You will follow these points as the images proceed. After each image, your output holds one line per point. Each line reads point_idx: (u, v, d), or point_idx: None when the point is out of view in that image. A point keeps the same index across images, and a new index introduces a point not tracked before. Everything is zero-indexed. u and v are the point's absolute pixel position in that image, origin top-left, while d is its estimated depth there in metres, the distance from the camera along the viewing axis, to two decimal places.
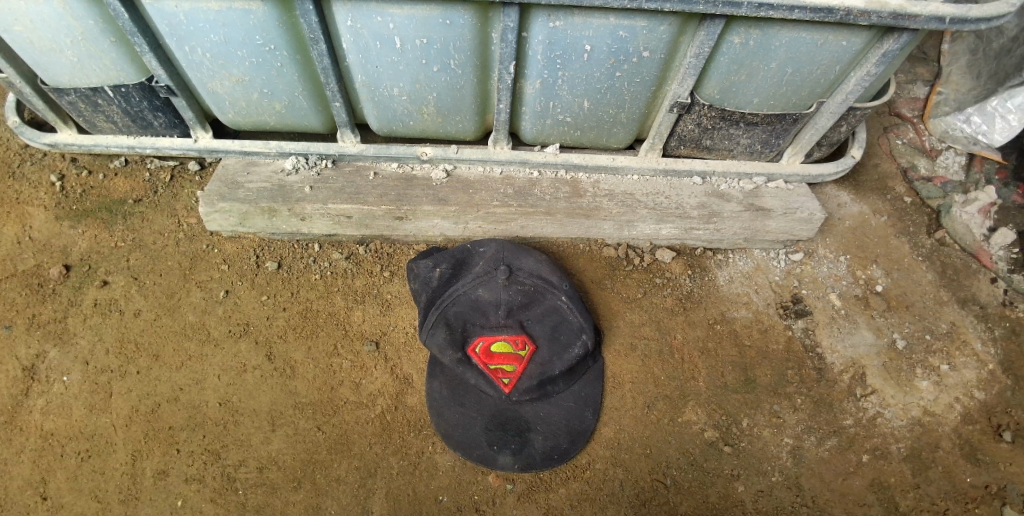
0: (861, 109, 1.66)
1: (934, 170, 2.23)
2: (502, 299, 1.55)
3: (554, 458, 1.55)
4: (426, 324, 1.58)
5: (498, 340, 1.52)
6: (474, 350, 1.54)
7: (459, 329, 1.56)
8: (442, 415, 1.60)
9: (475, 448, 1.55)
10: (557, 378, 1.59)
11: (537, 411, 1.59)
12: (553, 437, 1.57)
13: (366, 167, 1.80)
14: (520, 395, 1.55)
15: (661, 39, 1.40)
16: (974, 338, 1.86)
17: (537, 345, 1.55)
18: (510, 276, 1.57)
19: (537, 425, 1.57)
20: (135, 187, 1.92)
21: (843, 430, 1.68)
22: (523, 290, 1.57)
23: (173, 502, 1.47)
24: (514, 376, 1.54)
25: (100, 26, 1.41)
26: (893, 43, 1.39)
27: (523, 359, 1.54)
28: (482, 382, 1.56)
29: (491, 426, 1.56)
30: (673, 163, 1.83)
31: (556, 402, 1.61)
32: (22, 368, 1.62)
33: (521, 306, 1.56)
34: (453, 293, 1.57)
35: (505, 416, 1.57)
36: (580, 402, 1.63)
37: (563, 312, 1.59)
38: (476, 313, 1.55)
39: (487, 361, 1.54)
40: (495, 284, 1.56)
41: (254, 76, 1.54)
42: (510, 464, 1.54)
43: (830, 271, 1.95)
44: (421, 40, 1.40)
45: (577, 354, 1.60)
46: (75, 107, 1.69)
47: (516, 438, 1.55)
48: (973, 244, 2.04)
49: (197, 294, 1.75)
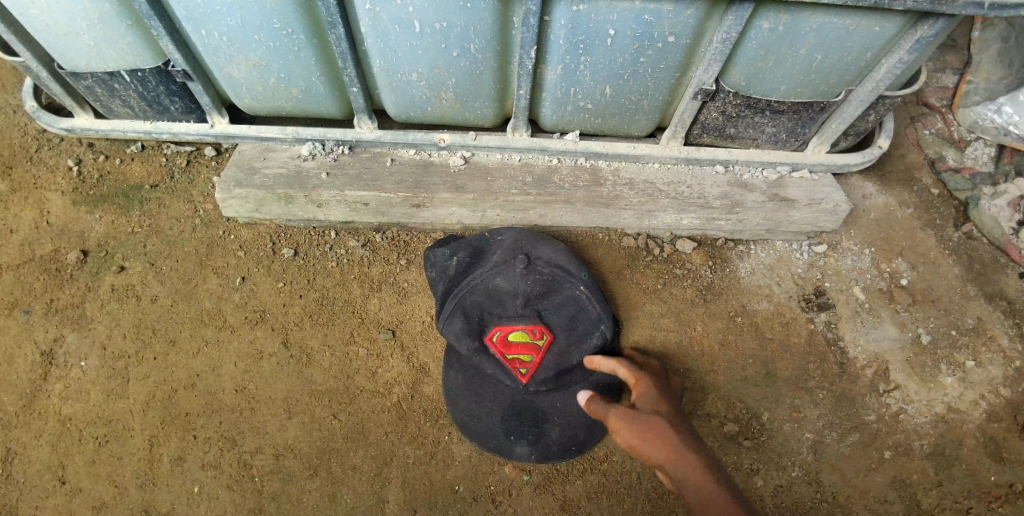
0: (891, 98, 1.62)
1: (962, 162, 2.18)
2: (520, 289, 1.53)
3: (571, 449, 1.53)
4: (443, 314, 1.57)
5: (516, 329, 1.51)
6: (491, 339, 1.52)
7: (476, 319, 1.54)
8: (458, 404, 1.57)
9: (491, 437, 1.53)
10: (575, 369, 1.55)
11: (554, 402, 1.55)
12: (570, 428, 1.54)
13: (384, 153, 1.78)
14: (538, 385, 1.53)
15: (687, 24, 1.36)
16: (1000, 334, 1.81)
17: (555, 335, 1.53)
18: (528, 265, 1.56)
19: (554, 416, 1.54)
20: (152, 173, 1.91)
21: (865, 426, 1.64)
22: (541, 279, 1.55)
23: (189, 487, 1.48)
24: (531, 366, 1.51)
25: (116, 9, 1.39)
26: (927, 30, 1.34)
27: (542, 349, 1.51)
28: (499, 373, 1.53)
29: (509, 417, 1.53)
30: (695, 152, 1.79)
31: (574, 393, 1.56)
32: (41, 352, 1.62)
33: (538, 295, 1.54)
34: (472, 282, 1.55)
35: (522, 406, 1.54)
36: (599, 393, 1.57)
37: (582, 302, 1.56)
38: (493, 302, 1.54)
39: (504, 351, 1.52)
40: (513, 272, 1.54)
41: (271, 60, 1.52)
42: (527, 455, 1.52)
43: (854, 264, 1.90)
44: (440, 24, 1.37)
45: (596, 344, 1.56)
46: (92, 92, 1.68)
47: (532, 429, 1.53)
48: (1002, 238, 1.98)
49: (213, 280, 1.75)
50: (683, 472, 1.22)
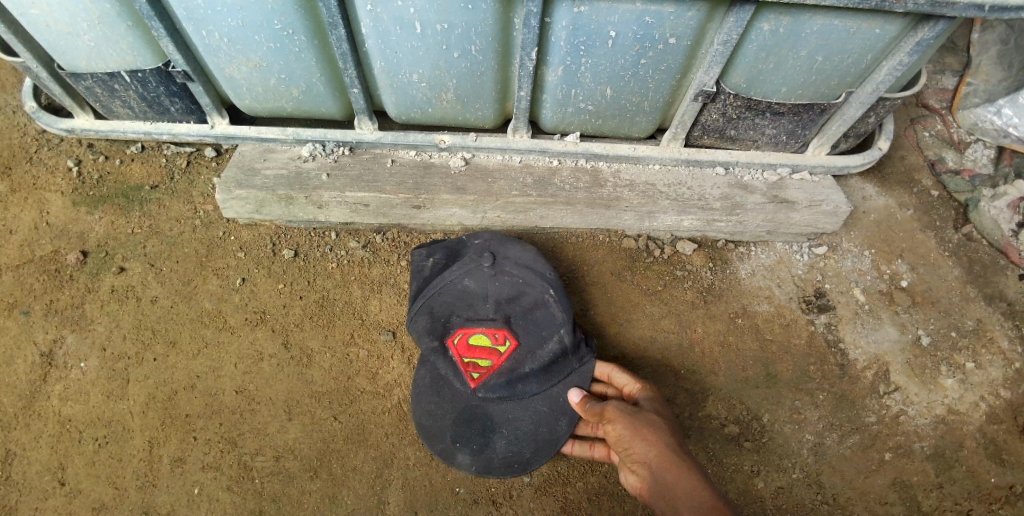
0: (891, 99, 1.62)
1: (962, 164, 2.19)
2: (488, 291, 1.51)
3: (513, 467, 1.46)
4: (411, 307, 1.56)
5: (477, 331, 1.48)
6: (452, 341, 1.49)
7: (441, 319, 1.52)
8: (419, 403, 1.52)
9: (439, 441, 1.47)
10: (530, 379, 1.46)
11: (503, 412, 1.46)
12: (517, 444, 1.46)
13: (384, 154, 1.77)
14: (487, 391, 1.45)
15: (688, 25, 1.36)
16: (1000, 336, 1.81)
17: (517, 341, 1.47)
18: (496, 265, 1.53)
19: (501, 428, 1.46)
20: (152, 174, 1.91)
21: (865, 428, 1.65)
22: (509, 283, 1.52)
23: (189, 489, 1.47)
24: (485, 371, 1.46)
25: (117, 10, 1.39)
26: (927, 32, 1.34)
27: (500, 354, 1.46)
28: (451, 374, 1.48)
29: (457, 421, 1.47)
30: (696, 154, 1.79)
31: (526, 405, 1.46)
32: (40, 353, 1.62)
33: (505, 298, 1.51)
34: (441, 281, 1.54)
35: (473, 413, 1.46)
36: (556, 409, 1.48)
37: (547, 308, 1.51)
38: (461, 303, 1.52)
39: (462, 353, 1.48)
40: (481, 274, 1.52)
41: (271, 61, 1.52)
42: (468, 465, 1.45)
43: (854, 265, 1.90)
44: (441, 25, 1.37)
45: (553, 352, 1.47)
46: (92, 92, 1.68)
47: (478, 439, 1.45)
48: (1001, 239, 1.99)
49: (213, 281, 1.74)
50: (670, 469, 1.19)
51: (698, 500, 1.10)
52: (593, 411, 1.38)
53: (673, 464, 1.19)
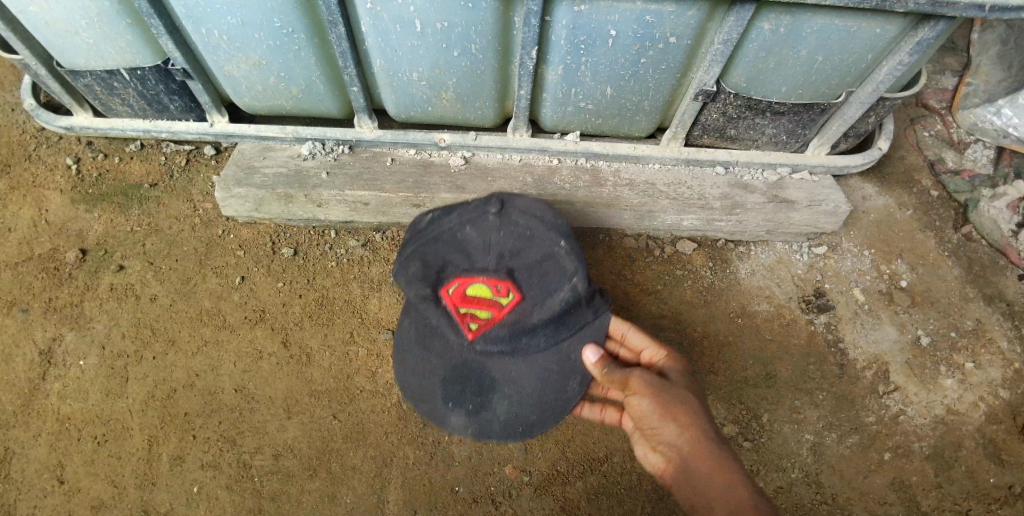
0: (891, 100, 1.62)
1: (961, 164, 2.19)
2: (490, 241, 1.32)
3: (516, 432, 1.31)
4: (404, 256, 1.40)
5: (476, 280, 1.27)
6: (446, 290, 1.29)
7: (436, 268, 1.33)
8: (404, 360, 1.37)
9: (428, 402, 1.32)
10: (538, 331, 1.27)
11: (506, 369, 1.29)
12: (520, 405, 1.30)
13: (384, 153, 1.77)
14: (486, 345, 1.26)
15: (688, 25, 1.36)
16: (1000, 336, 1.81)
17: (522, 294, 1.27)
18: (502, 215, 1.36)
19: (503, 387, 1.29)
20: (151, 172, 1.91)
21: (864, 428, 1.65)
22: (513, 233, 1.32)
23: (188, 488, 1.47)
24: (485, 322, 1.26)
25: (116, 7, 1.39)
26: (928, 32, 1.33)
27: (502, 305, 1.26)
28: (445, 326, 1.29)
29: (449, 380, 1.30)
30: (695, 153, 1.79)
31: (531, 362, 1.29)
32: (39, 351, 1.62)
33: (509, 249, 1.31)
34: (439, 231, 1.38)
35: (467, 370, 1.29)
36: (566, 367, 1.31)
37: (557, 259, 1.32)
38: (459, 253, 1.33)
39: (459, 303, 1.27)
40: (485, 224, 1.34)
41: (271, 60, 1.52)
42: (462, 428, 1.30)
43: (853, 265, 1.90)
44: (441, 23, 1.37)
45: (564, 302, 1.28)
46: (91, 90, 1.67)
47: (474, 399, 1.29)
48: (1000, 240, 1.99)
49: (212, 279, 1.74)
50: (703, 457, 1.12)
51: (733, 497, 1.07)
52: (615, 379, 1.27)
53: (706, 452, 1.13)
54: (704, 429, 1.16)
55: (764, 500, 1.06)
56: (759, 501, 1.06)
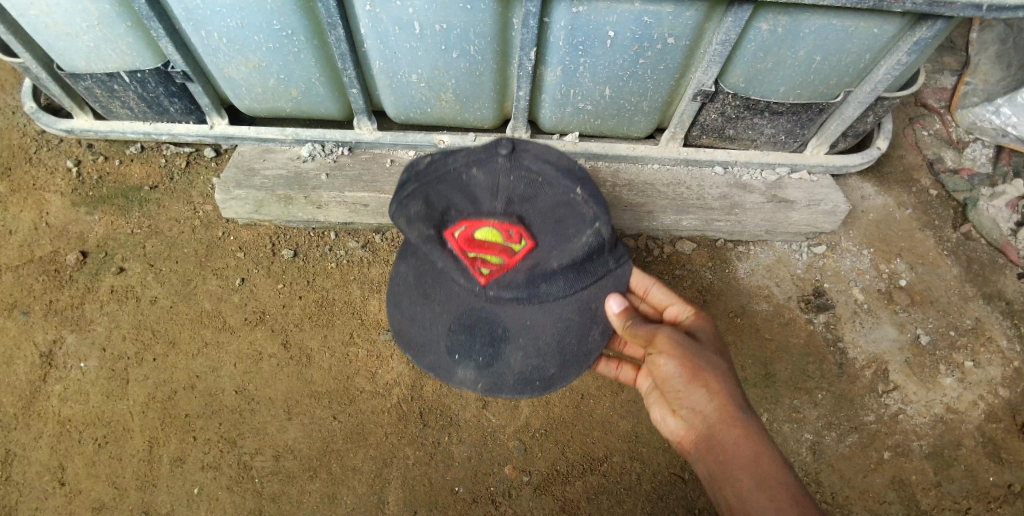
0: (889, 99, 1.62)
1: (960, 163, 2.19)
2: (498, 184, 1.18)
3: (532, 386, 1.21)
4: (401, 194, 1.24)
5: (484, 226, 1.16)
6: (451, 234, 1.17)
7: (439, 210, 1.19)
8: (400, 307, 1.27)
9: (432, 354, 1.22)
10: (557, 278, 1.16)
11: (521, 317, 1.19)
12: (536, 356, 1.20)
13: (383, 154, 1.78)
14: (500, 291, 1.16)
15: (686, 25, 1.36)
16: (999, 335, 1.82)
17: (536, 240, 1.16)
18: (514, 156, 1.18)
19: (517, 337, 1.19)
20: (151, 174, 1.91)
21: (864, 427, 1.65)
22: (525, 176, 1.17)
23: (189, 489, 1.48)
24: (498, 269, 1.16)
25: (116, 10, 1.40)
26: (926, 31, 1.34)
27: (515, 252, 1.15)
28: (451, 269, 1.18)
29: (456, 329, 1.20)
30: (694, 153, 1.80)
31: (549, 310, 1.19)
32: (40, 353, 1.62)
33: (520, 193, 1.17)
34: (441, 168, 1.21)
35: (476, 318, 1.19)
36: (587, 317, 1.21)
37: (574, 205, 1.17)
38: (463, 196, 1.19)
39: (466, 248, 1.16)
40: (494, 166, 1.18)
41: (270, 62, 1.52)
42: (471, 382, 1.20)
43: (853, 265, 1.91)
44: (440, 25, 1.37)
45: (585, 248, 1.16)
46: (91, 93, 1.68)
47: (486, 349, 1.19)
48: (1000, 239, 1.99)
49: (212, 281, 1.75)
50: (732, 427, 1.04)
51: (762, 473, 1.00)
52: (640, 334, 1.16)
53: (736, 421, 1.05)
54: (735, 396, 1.07)
55: (794, 477, 1.00)
56: (789, 478, 0.99)
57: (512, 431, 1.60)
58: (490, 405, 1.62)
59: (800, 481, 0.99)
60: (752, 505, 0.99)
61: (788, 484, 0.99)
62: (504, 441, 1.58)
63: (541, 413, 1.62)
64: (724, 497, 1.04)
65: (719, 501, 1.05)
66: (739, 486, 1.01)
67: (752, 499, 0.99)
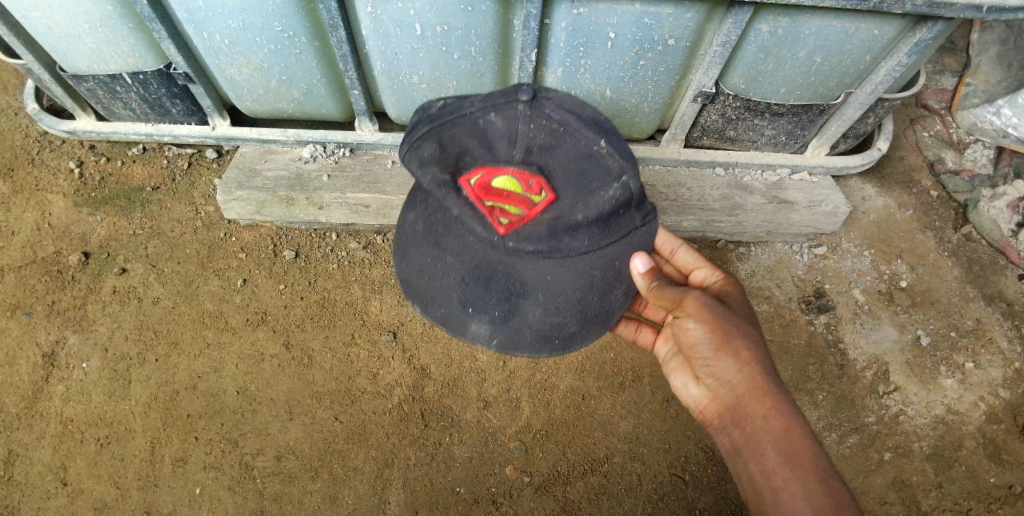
0: (890, 100, 1.62)
1: (961, 164, 2.19)
2: (517, 132, 1.10)
3: (551, 344, 1.16)
4: (413, 136, 1.15)
5: (503, 173, 1.08)
6: (467, 181, 1.10)
7: (454, 155, 1.12)
8: (409, 257, 1.21)
9: (444, 307, 1.18)
10: (580, 232, 1.08)
11: (540, 272, 1.13)
12: (555, 313, 1.14)
13: (384, 155, 1.78)
14: (519, 242, 1.10)
15: (687, 27, 1.36)
16: (1000, 335, 1.82)
17: (557, 193, 1.08)
18: (535, 103, 1.10)
19: (535, 293, 1.14)
20: (153, 175, 1.92)
21: (865, 428, 1.65)
22: (545, 125, 1.09)
23: (191, 489, 1.48)
24: (517, 220, 1.09)
25: (118, 12, 1.40)
26: (926, 33, 1.34)
27: (535, 204, 1.08)
28: (468, 218, 1.11)
29: (470, 282, 1.15)
30: (695, 154, 1.80)
31: (571, 266, 1.12)
32: (42, 354, 1.63)
33: (540, 142, 1.09)
34: (456, 112, 1.13)
35: (491, 270, 1.14)
36: (611, 275, 1.13)
37: (599, 158, 1.08)
38: (480, 142, 1.11)
39: (482, 197, 1.10)
40: (514, 113, 1.10)
41: (272, 63, 1.53)
42: (486, 337, 1.16)
43: (853, 266, 1.91)
44: (441, 26, 1.38)
45: (611, 203, 1.07)
46: (94, 94, 1.68)
47: (502, 304, 1.14)
48: (1000, 240, 1.99)
49: (214, 281, 1.75)
50: (762, 400, 1.01)
51: (791, 447, 0.97)
52: (669, 297, 1.12)
53: (766, 393, 1.01)
54: (765, 367, 1.03)
55: (823, 452, 0.98)
56: (818, 454, 0.97)
57: (514, 432, 1.60)
58: (491, 405, 1.63)
59: (829, 457, 0.97)
60: (779, 480, 0.96)
61: (816, 459, 0.97)
62: (505, 442, 1.58)
63: (542, 413, 1.63)
64: (748, 471, 1.01)
65: (742, 474, 1.02)
66: (766, 461, 0.98)
67: (778, 474, 0.97)
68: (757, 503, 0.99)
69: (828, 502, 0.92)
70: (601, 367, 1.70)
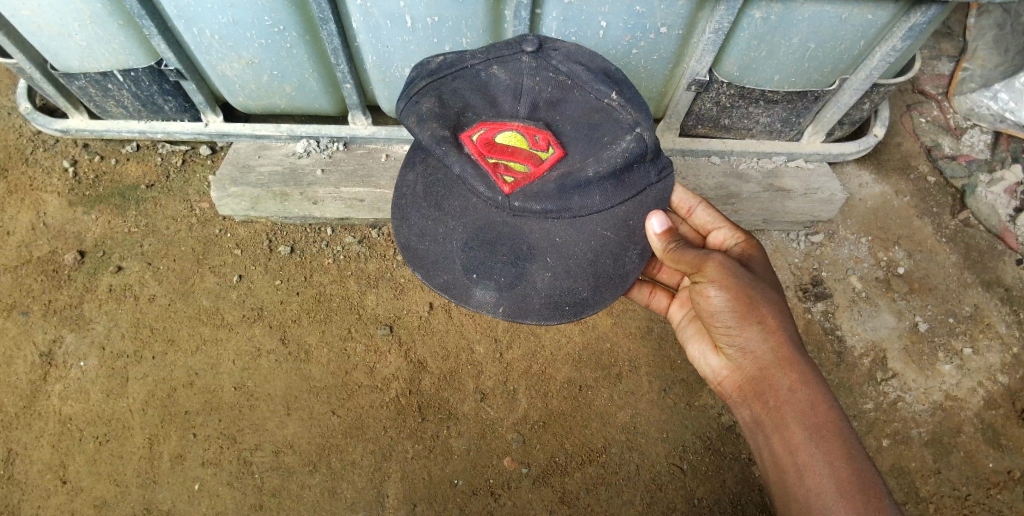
0: (885, 86, 1.61)
1: (959, 150, 2.17)
2: (522, 85, 1.12)
3: (562, 310, 1.11)
4: (410, 92, 1.13)
5: (507, 129, 1.08)
6: (469, 137, 1.08)
7: (454, 111, 1.10)
8: (408, 220, 1.15)
9: (447, 272, 1.11)
10: (592, 189, 1.05)
11: (548, 233, 1.08)
12: (566, 277, 1.09)
13: (378, 149, 1.78)
14: (526, 201, 1.05)
15: (679, 15, 1.36)
16: (998, 321, 1.82)
17: (565, 149, 1.08)
18: (541, 55, 1.12)
19: (544, 256, 1.08)
20: (147, 172, 1.91)
21: (862, 414, 1.65)
22: (552, 78, 1.11)
23: (190, 485, 1.49)
24: (523, 178, 1.06)
25: (108, 9, 1.40)
26: (920, 17, 1.33)
27: (541, 160, 1.07)
28: (469, 177, 1.06)
29: (474, 245, 1.09)
30: (690, 143, 1.79)
31: (581, 226, 1.08)
32: (40, 353, 1.63)
33: (547, 96, 1.11)
34: (456, 64, 1.13)
35: (494, 234, 1.08)
36: (624, 235, 1.09)
37: (610, 111, 1.08)
38: (482, 96, 1.11)
39: (485, 153, 1.07)
40: (517, 64, 1.12)
41: (263, 58, 1.52)
42: (491, 305, 1.09)
43: (850, 253, 1.90)
44: (431, 18, 1.37)
45: (626, 156, 1.04)
46: (86, 92, 1.68)
47: (510, 269, 1.09)
48: (999, 225, 1.99)
49: (211, 279, 1.75)
50: (787, 371, 1.03)
51: (817, 420, 0.99)
52: (687, 260, 1.10)
53: (792, 364, 1.03)
54: (790, 336, 1.05)
55: (848, 425, 0.99)
56: (842, 427, 0.99)
57: (511, 424, 1.60)
58: (488, 398, 1.63)
59: (854, 430, 0.99)
60: (804, 454, 0.98)
61: (842, 433, 0.98)
62: (503, 434, 1.58)
63: (539, 404, 1.63)
64: (770, 442, 1.04)
65: (764, 444, 1.06)
66: (790, 434, 1.00)
67: (803, 448, 0.99)
68: (778, 473, 1.02)
69: (852, 476, 0.94)
70: (598, 358, 1.70)
